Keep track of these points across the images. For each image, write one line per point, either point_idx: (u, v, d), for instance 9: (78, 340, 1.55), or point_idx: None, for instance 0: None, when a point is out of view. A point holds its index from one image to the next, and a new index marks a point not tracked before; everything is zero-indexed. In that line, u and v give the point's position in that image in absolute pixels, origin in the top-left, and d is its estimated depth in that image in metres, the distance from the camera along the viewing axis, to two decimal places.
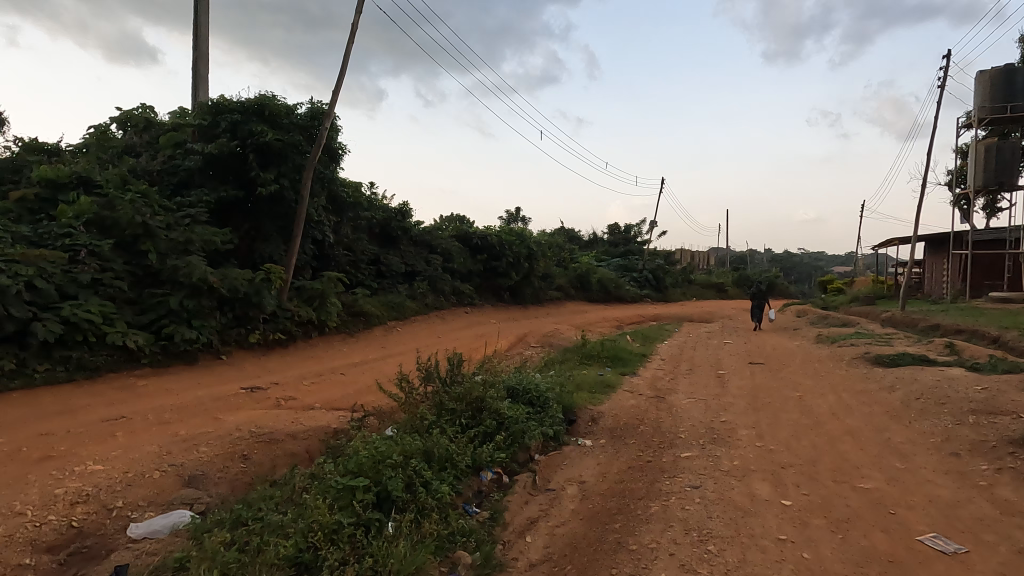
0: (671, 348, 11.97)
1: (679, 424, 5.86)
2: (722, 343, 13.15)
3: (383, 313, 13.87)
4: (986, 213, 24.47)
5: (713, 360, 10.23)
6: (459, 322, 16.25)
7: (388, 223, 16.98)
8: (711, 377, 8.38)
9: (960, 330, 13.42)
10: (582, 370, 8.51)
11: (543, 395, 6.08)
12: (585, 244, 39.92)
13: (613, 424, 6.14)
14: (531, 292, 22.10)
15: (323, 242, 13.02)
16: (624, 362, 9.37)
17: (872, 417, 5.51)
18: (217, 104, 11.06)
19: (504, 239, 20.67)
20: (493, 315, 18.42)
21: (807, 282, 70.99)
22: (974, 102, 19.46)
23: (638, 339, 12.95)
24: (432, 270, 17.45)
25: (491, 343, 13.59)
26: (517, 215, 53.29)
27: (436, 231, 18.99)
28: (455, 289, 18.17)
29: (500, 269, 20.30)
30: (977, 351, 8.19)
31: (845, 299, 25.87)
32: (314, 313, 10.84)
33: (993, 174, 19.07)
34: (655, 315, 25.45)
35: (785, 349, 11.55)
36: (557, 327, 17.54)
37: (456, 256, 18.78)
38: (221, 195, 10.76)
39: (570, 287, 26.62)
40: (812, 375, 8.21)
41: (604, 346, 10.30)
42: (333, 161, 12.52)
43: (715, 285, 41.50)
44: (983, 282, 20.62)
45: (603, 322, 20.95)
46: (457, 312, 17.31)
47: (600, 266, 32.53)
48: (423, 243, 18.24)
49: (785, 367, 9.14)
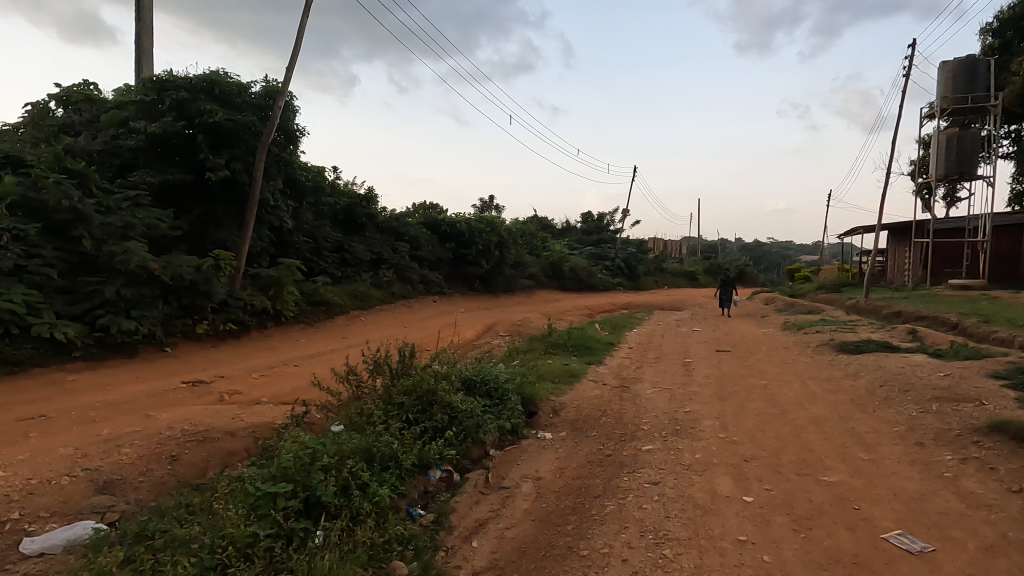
0: (639, 336, 11.83)
1: (642, 415, 5.66)
2: (691, 331, 13.08)
3: (346, 302, 13.40)
4: (946, 202, 25.04)
5: (681, 348, 10.13)
6: (427, 311, 15.87)
7: (352, 209, 16.43)
8: (677, 365, 8.23)
9: (922, 316, 13.63)
10: (547, 360, 8.27)
11: (502, 387, 5.80)
12: (558, 232, 39.71)
13: (575, 416, 5.91)
14: (502, 280, 21.80)
15: (281, 228, 12.46)
16: (591, 351, 9.17)
17: (837, 406, 5.38)
18: (162, 80, 10.39)
19: (474, 226, 20.30)
20: (462, 304, 18.08)
21: (776, 271, 72.38)
22: (937, 93, 19.74)
23: (607, 327, 12.79)
24: (399, 257, 17.00)
25: (458, 333, 13.26)
26: (490, 203, 52.79)
27: (403, 218, 18.50)
28: (422, 277, 17.76)
29: (470, 257, 19.93)
30: (939, 337, 8.21)
31: (812, 286, 26.30)
32: (270, 302, 10.33)
33: (954, 164, 19.43)
34: (627, 303, 25.46)
35: (753, 336, 11.52)
36: (527, 315, 17.30)
37: (424, 244, 18.35)
38: (168, 177, 10.12)
39: (542, 275, 26.42)
40: (778, 362, 8.12)
41: (571, 335, 10.07)
42: (290, 143, 11.94)
43: (686, 273, 41.85)
44: (943, 270, 21.12)
45: (574, 311, 20.80)
46: (424, 301, 16.92)
47: (573, 255, 32.37)
48: (389, 230, 17.73)
49: (752, 354, 9.06)
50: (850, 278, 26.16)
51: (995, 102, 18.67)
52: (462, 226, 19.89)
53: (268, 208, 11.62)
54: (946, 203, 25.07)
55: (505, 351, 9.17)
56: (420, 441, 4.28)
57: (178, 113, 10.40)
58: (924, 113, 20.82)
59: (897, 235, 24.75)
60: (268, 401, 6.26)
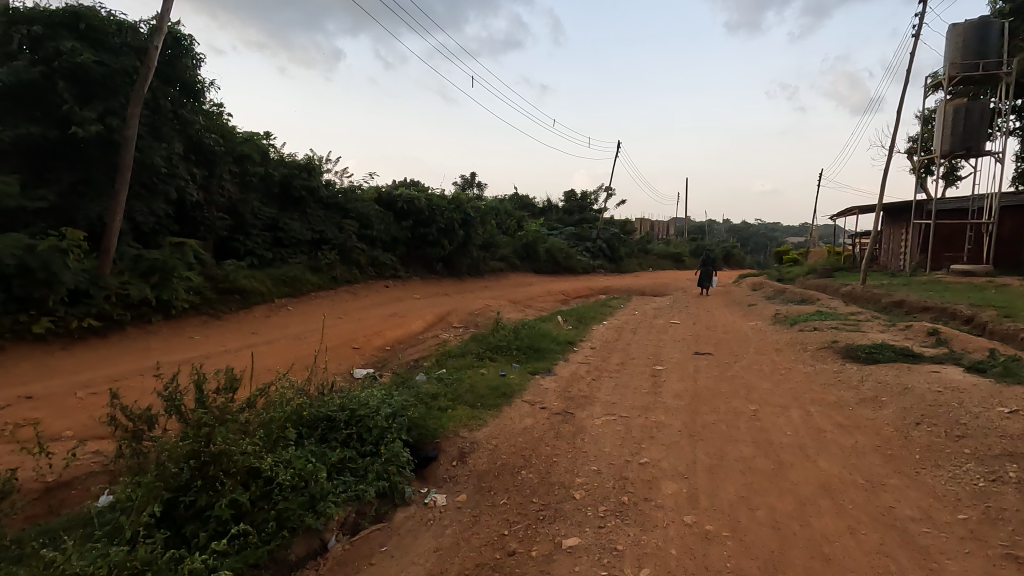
0: (606, 332, 10.10)
1: (578, 467, 3.94)
2: (668, 324, 11.43)
3: (269, 289, 11.52)
4: (945, 182, 23.54)
5: (652, 348, 8.43)
6: (374, 298, 14.06)
7: (288, 181, 14.43)
8: (642, 376, 6.55)
9: (927, 308, 12.13)
10: (478, 369, 6.50)
11: (380, 425, 4.04)
12: (539, 212, 37.72)
13: (489, 464, 4.16)
14: (468, 263, 19.98)
15: (185, 201, 10.49)
16: (540, 356, 7.44)
17: (858, 460, 3.71)
18: (11, 11, 8.21)
19: (435, 202, 18.38)
20: (418, 290, 16.26)
21: (763, 252, 71.24)
22: (944, 59, 17.97)
23: (573, 319, 11.07)
24: (344, 236, 15.08)
25: (402, 327, 11.50)
26: (471, 180, 50.68)
27: (352, 192, 16.53)
28: (373, 259, 15.88)
29: (430, 237, 18.05)
30: (969, 342, 6.61)
31: (801, 270, 24.85)
32: (153, 290, 8.45)
33: (960, 138, 17.77)
34: (606, 287, 23.80)
35: (738, 332, 9.87)
36: (489, 303, 15.57)
37: (375, 222, 16.40)
38: (20, 133, 8.05)
39: (515, 257, 24.61)
40: (768, 373, 6.46)
41: (520, 331, 8.32)
42: (190, 98, 10.00)
43: (672, 255, 40.27)
44: (943, 254, 19.66)
45: (546, 298, 19.11)
46: (374, 286, 15.07)
47: (551, 235, 30.49)
48: (335, 205, 15.74)
49: (736, 359, 7.41)
50: (841, 262, 24.70)
51: (1007, 69, 16.98)
52: (421, 202, 17.96)
53: (161, 175, 9.63)
54: (945, 183, 23.60)
55: (433, 358, 7.42)
56: (172, 551, 2.58)
57: (33, 54, 8.29)
58: (929, 82, 19.08)
59: (893, 216, 23.25)
60: (62, 440, 4.45)
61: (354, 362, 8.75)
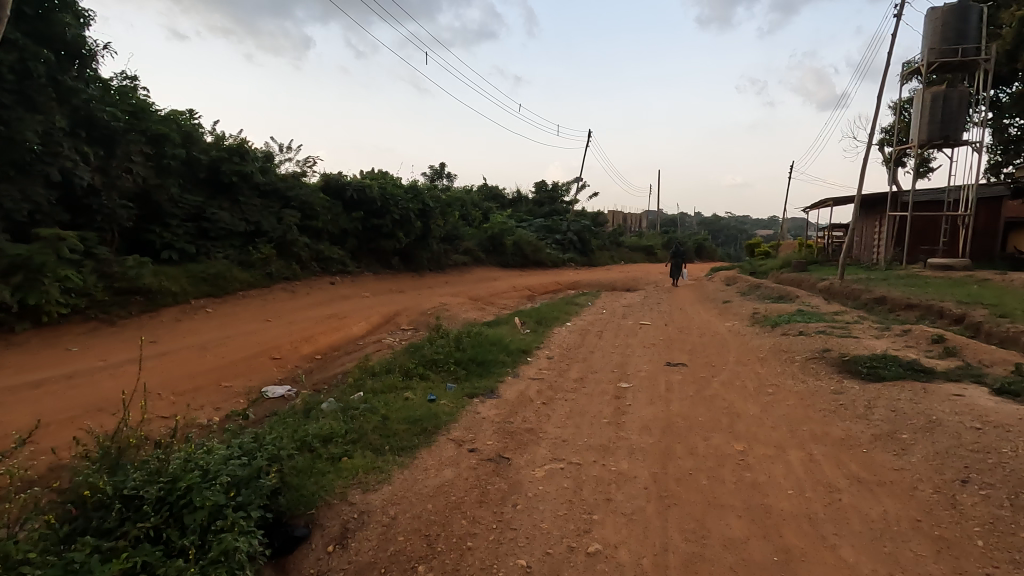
0: (569, 337, 8.94)
1: (500, 561, 2.75)
2: (638, 325, 10.35)
3: (184, 288, 10.02)
4: (918, 173, 23.10)
5: (618, 358, 7.29)
6: (315, 297, 12.63)
7: (217, 165, 12.83)
8: (604, 398, 5.40)
9: (912, 306, 11.34)
10: (400, 395, 5.23)
11: (212, 500, 2.77)
12: (508, 203, 36.44)
13: (377, 553, 2.90)
14: (427, 256, 18.62)
15: (75, 186, 8.92)
16: (483, 372, 6.21)
17: (896, 550, 2.61)
18: None
19: (388, 190, 16.93)
20: (368, 287, 14.86)
21: (734, 245, 71.37)
22: (923, 44, 17.29)
23: (532, 321, 9.92)
24: (284, 228, 13.58)
25: (340, 331, 10.17)
26: (441, 171, 49.21)
27: (295, 179, 15.00)
28: (317, 253, 14.40)
29: (383, 229, 16.60)
30: (984, 353, 5.63)
31: (774, 263, 24.23)
32: (15, 294, 6.95)
33: (938, 127, 17.14)
34: (575, 282, 22.74)
35: (714, 335, 8.83)
36: (446, 301, 14.30)
37: (320, 212, 14.93)
38: None
39: (480, 250, 23.29)
40: (752, 393, 5.38)
41: (462, 339, 7.07)
42: (75, 63, 8.42)
43: (644, 247, 39.55)
44: (918, 247, 19.12)
45: (511, 294, 17.92)
46: (317, 283, 13.62)
47: (519, 227, 29.25)
48: (273, 193, 14.20)
49: (715, 373, 6.32)
50: (815, 256, 24.12)
51: (986, 55, 16.39)
52: (373, 191, 16.49)
53: (38, 154, 8.07)
54: (918, 174, 23.19)
55: (354, 375, 6.13)
56: None
57: None
58: (906, 68, 18.41)
59: (866, 208, 22.73)
60: None
61: (270, 377, 7.40)
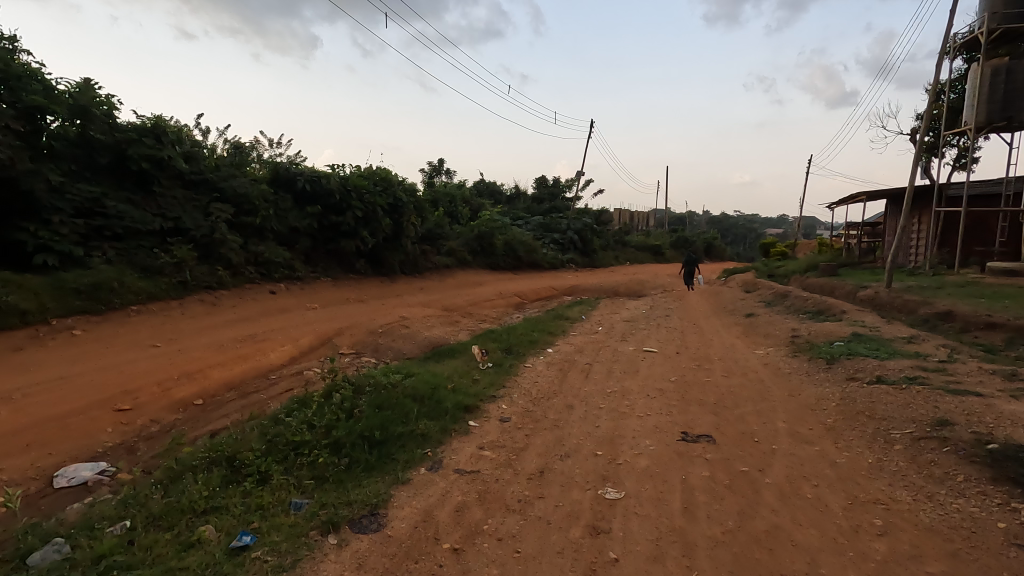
0: (543, 377, 6.44)
1: None
2: (639, 352, 7.88)
3: (43, 305, 7.69)
4: (960, 164, 20.42)
5: (605, 420, 4.82)
6: (243, 310, 10.27)
7: (123, 148, 10.39)
8: (570, 538, 2.93)
9: (995, 326, 8.77)
10: (184, 537, 2.81)
11: None
12: (505, 200, 33.96)
13: None
14: (400, 259, 16.21)
15: None
16: (374, 462, 3.73)
17: None
18: None
19: (349, 182, 14.43)
20: (320, 296, 12.49)
21: (745, 244, 68.51)
22: (983, 9, 14.63)
23: (498, 350, 7.44)
24: (210, 226, 11.22)
25: (249, 360, 7.77)
26: (439, 167, 46.91)
27: (232, 167, 12.59)
28: (257, 255, 12.04)
29: (343, 226, 14.18)
30: None
31: (797, 265, 21.65)
32: None
33: (999, 106, 14.48)
34: (573, 286, 20.23)
35: (745, 376, 6.32)
36: (410, 314, 11.89)
37: (261, 207, 12.51)
38: None
39: (466, 251, 20.86)
40: (847, 534, 2.89)
41: (361, 397, 4.56)
42: None
43: (651, 248, 36.99)
44: (972, 249, 16.46)
45: (494, 303, 15.43)
46: (252, 293, 11.26)
47: (515, 226, 26.79)
48: (202, 183, 11.80)
49: (763, 464, 3.82)
50: (842, 258, 21.53)
51: None
52: (329, 182, 13.97)
53: None
54: (959, 165, 20.61)
55: (161, 472, 3.69)
56: None
57: None
58: (959, 40, 15.75)
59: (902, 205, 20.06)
60: None
61: (88, 447, 4.99)
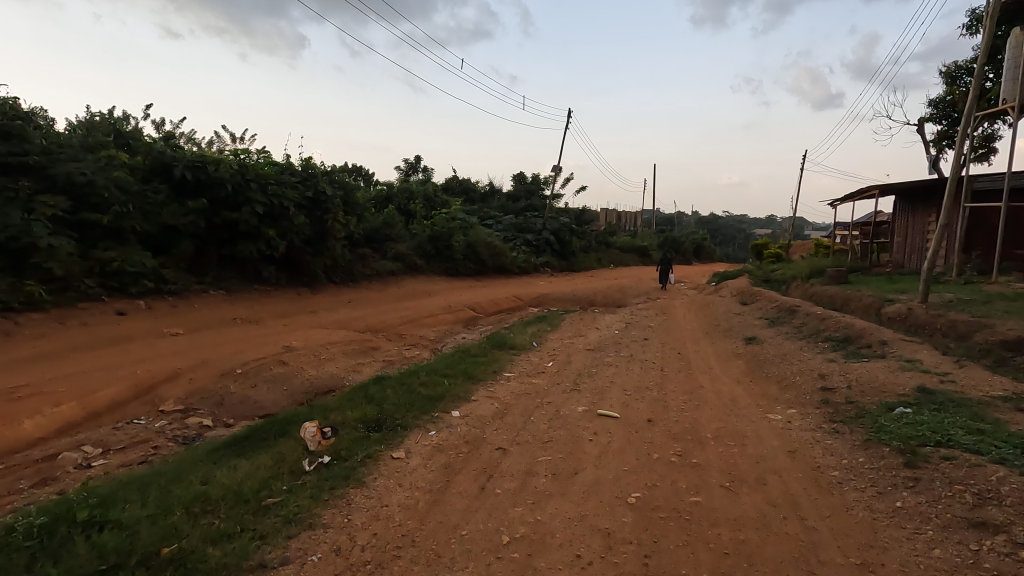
0: (402, 495, 3.59)
1: None
2: (593, 419, 5.07)
3: None
4: (981, 154, 17.94)
5: None
6: (50, 343, 7.31)
7: None
8: None
9: None
10: None
11: None
12: (479, 197, 31.12)
13: None
14: (324, 266, 13.31)
15: None
16: None
17: None
18: None
19: (248, 170, 11.45)
20: (194, 316, 9.58)
21: (735, 245, 66.33)
22: None
23: (358, 423, 4.59)
24: (23, 224, 7.97)
25: None
26: (415, 164, 44.38)
27: (79, 148, 9.41)
28: (105, 264, 9.07)
29: (239, 226, 11.22)
30: None
31: (798, 270, 19.01)
32: None
33: None
34: (542, 295, 17.44)
35: (764, 491, 3.52)
36: (308, 341, 9.04)
37: (114, 198, 9.34)
38: None
39: (419, 254, 18.03)
40: None
41: None
42: None
43: (637, 249, 34.37)
44: (1008, 253, 13.91)
45: (437, 320, 12.59)
46: (85, 316, 8.32)
47: (483, 226, 24.03)
48: (25, 167, 8.53)
49: None
50: (850, 262, 18.93)
51: None
52: (219, 169, 11.00)
53: None
54: (978, 157, 18.09)
55: None
56: None
57: None
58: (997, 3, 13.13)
59: (929, 203, 17.41)
60: None
61: None
